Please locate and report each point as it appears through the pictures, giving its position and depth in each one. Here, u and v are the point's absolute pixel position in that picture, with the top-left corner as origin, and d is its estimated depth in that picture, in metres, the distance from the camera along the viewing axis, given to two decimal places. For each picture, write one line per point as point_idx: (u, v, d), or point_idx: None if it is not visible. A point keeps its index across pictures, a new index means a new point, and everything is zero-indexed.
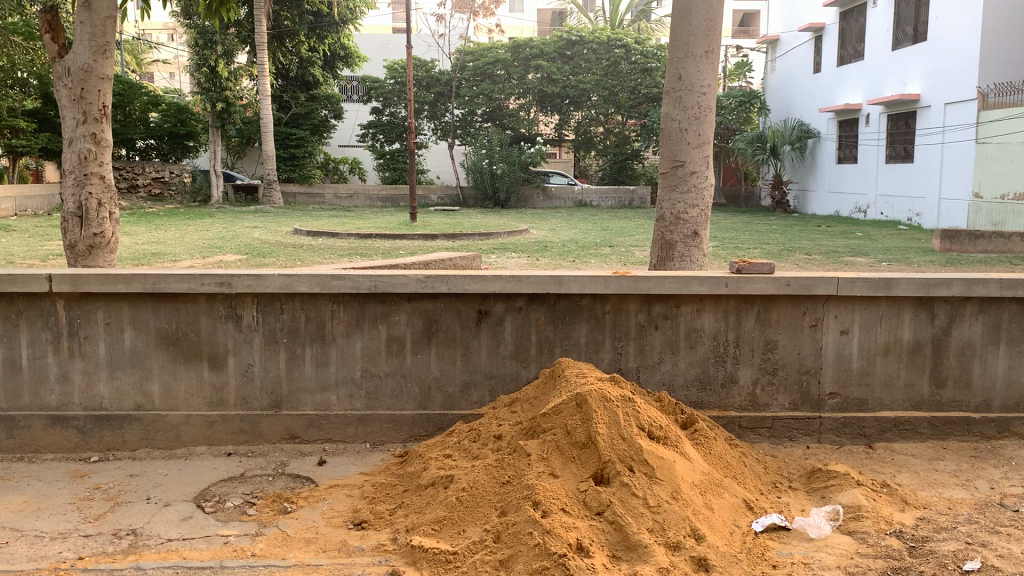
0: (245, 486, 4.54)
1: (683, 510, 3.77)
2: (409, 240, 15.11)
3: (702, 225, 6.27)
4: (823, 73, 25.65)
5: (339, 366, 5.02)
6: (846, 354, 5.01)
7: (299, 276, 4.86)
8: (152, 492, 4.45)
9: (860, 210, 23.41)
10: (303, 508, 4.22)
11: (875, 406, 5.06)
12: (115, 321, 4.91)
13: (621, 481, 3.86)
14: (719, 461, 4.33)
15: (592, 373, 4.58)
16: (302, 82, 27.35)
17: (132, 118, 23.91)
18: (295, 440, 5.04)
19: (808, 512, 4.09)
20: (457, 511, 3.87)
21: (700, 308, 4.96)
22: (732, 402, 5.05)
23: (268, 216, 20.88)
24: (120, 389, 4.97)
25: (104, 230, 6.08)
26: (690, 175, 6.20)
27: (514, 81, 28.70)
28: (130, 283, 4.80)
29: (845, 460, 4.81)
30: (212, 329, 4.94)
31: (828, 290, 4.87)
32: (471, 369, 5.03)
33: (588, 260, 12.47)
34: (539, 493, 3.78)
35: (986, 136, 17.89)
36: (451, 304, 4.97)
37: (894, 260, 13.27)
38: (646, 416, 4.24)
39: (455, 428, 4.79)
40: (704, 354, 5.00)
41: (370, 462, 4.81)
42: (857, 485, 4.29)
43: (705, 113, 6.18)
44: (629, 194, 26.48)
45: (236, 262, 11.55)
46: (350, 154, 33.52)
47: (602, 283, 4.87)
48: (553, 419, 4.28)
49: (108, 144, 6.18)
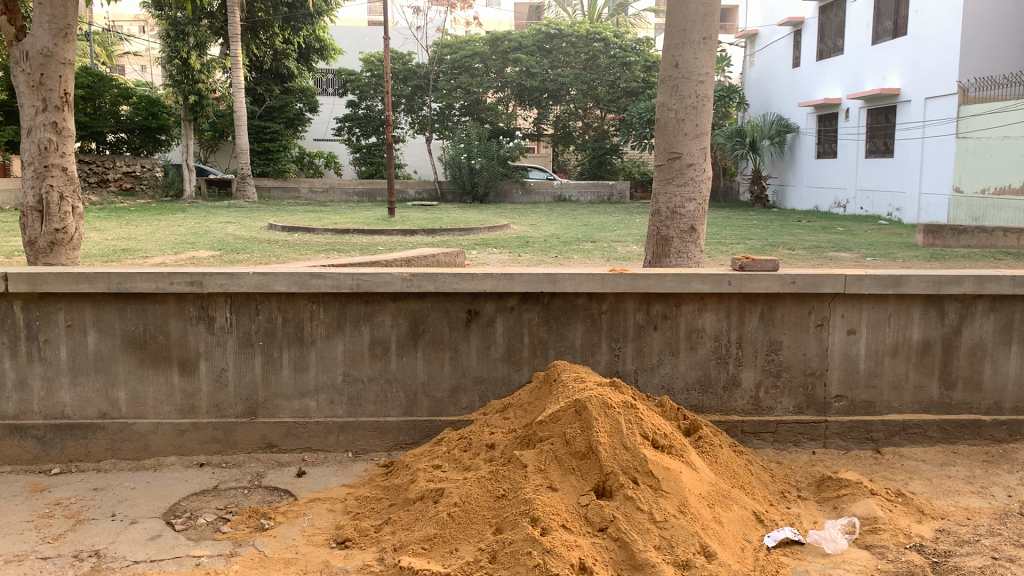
0: (219, 500, 4.23)
1: (692, 525, 3.52)
2: (387, 236, 14.78)
3: (699, 220, 6.04)
4: (801, 68, 25.58)
5: (319, 370, 4.71)
6: (853, 354, 4.78)
7: (275, 274, 4.55)
8: (117, 508, 4.12)
9: (840, 205, 23.38)
10: (281, 525, 3.92)
11: (882, 409, 4.84)
12: (78, 323, 4.56)
13: (624, 495, 3.60)
14: (726, 470, 4.08)
15: (590, 378, 4.32)
16: (277, 75, 26.95)
17: (102, 111, 23.35)
18: (272, 449, 4.74)
19: (821, 524, 3.85)
20: (448, 528, 3.59)
21: (701, 306, 4.71)
22: (734, 405, 4.81)
23: (242, 211, 20.42)
24: (83, 396, 4.63)
25: (66, 226, 5.71)
26: (687, 167, 5.96)
27: (492, 74, 28.41)
28: (93, 282, 4.47)
29: (852, 466, 4.59)
30: (182, 331, 4.61)
31: (835, 288, 4.64)
32: (460, 373, 4.75)
33: (571, 255, 12.22)
34: (538, 508, 3.51)
35: (967, 131, 17.82)
36: (439, 304, 4.68)
37: (879, 256, 13.17)
38: (649, 424, 3.97)
39: (443, 436, 4.52)
40: (705, 355, 4.76)
41: (352, 473, 4.52)
42: (871, 494, 4.07)
43: (702, 103, 5.93)
44: (608, 189, 26.21)
45: (210, 258, 11.17)
46: (326, 148, 32.96)
47: (598, 281, 4.61)
48: (550, 427, 4.01)
49: (71, 134, 5.82)
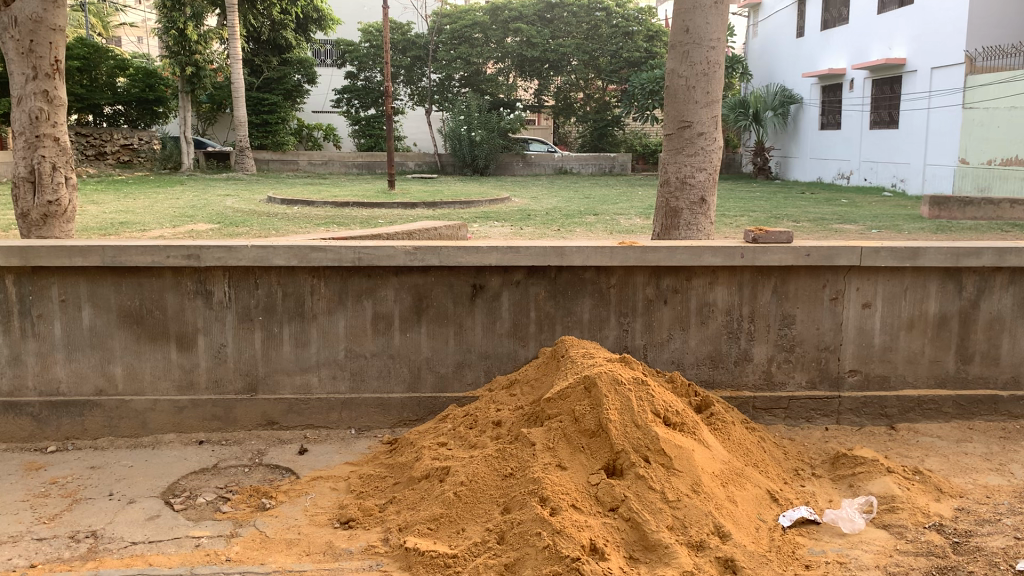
0: (219, 479, 4.13)
1: (706, 504, 3.42)
2: (387, 209, 14.63)
3: (709, 190, 5.91)
4: (805, 38, 25.24)
5: (320, 346, 4.59)
6: (868, 328, 4.66)
7: (275, 247, 4.42)
8: (114, 487, 4.02)
9: (843, 176, 23.17)
10: (283, 505, 3.82)
11: (897, 384, 4.73)
12: (72, 298, 4.44)
13: (635, 473, 3.49)
14: (739, 448, 3.97)
15: (598, 354, 4.20)
16: (275, 46, 26.58)
17: (99, 83, 23.13)
18: (273, 426, 4.64)
19: (838, 503, 3.75)
20: (455, 508, 3.49)
21: (712, 281, 4.59)
22: (746, 380, 4.69)
23: (241, 184, 20.23)
24: (79, 372, 4.52)
25: (59, 197, 5.58)
26: (698, 136, 5.81)
27: (492, 45, 28.04)
28: (87, 256, 4.33)
29: (867, 443, 4.49)
30: (179, 306, 4.49)
31: (850, 260, 4.51)
32: (465, 348, 4.63)
33: (573, 228, 12.09)
34: (546, 488, 3.40)
35: (973, 101, 17.60)
36: (443, 278, 4.56)
37: (884, 228, 13.01)
38: (660, 401, 3.86)
39: (448, 414, 4.41)
40: (716, 330, 4.64)
41: (355, 451, 4.41)
42: (887, 472, 3.97)
43: (714, 69, 5.76)
44: (609, 160, 25.96)
45: (209, 231, 11.03)
46: (324, 120, 32.59)
47: (606, 254, 4.48)
48: (558, 405, 3.89)
49: (63, 103, 5.67)
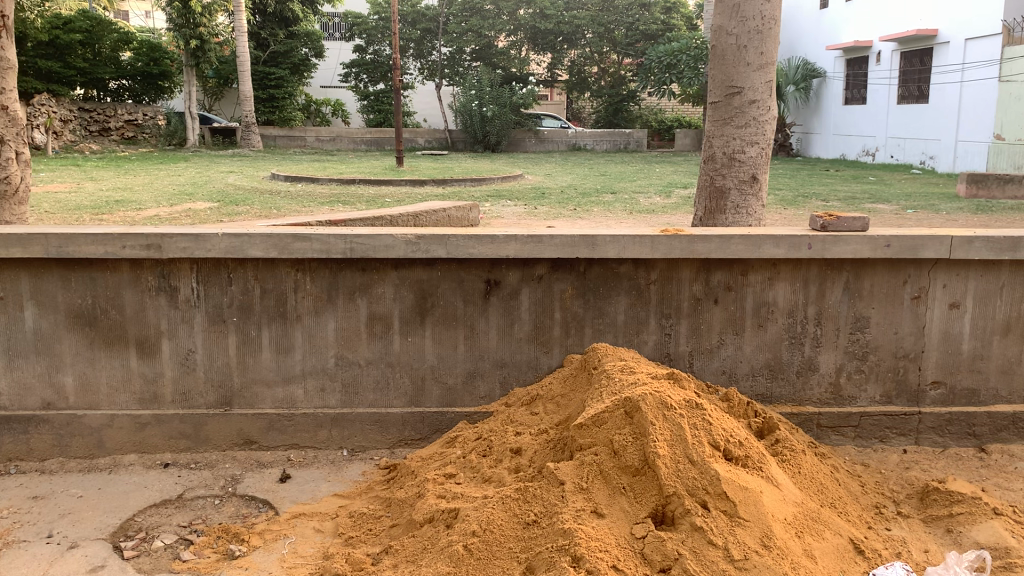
0: (182, 514, 3.44)
1: (781, 564, 2.67)
2: (395, 187, 13.96)
3: (761, 167, 5.17)
4: (830, 9, 24.14)
5: (306, 352, 3.89)
6: (956, 333, 3.92)
7: (252, 235, 3.71)
8: (56, 526, 3.32)
9: (868, 153, 22.27)
10: (256, 552, 3.12)
11: (987, 399, 4.00)
12: (12, 296, 3.74)
13: (691, 524, 2.78)
14: (812, 484, 3.26)
15: (639, 367, 3.49)
16: (282, 18, 25.60)
17: (102, 57, 22.45)
18: (251, 446, 3.96)
19: (938, 557, 3.00)
20: (464, 567, 2.76)
21: (771, 277, 3.85)
22: (810, 394, 3.98)
23: (245, 160, 19.47)
24: (22, 383, 3.83)
25: (8, 174, 4.95)
26: (749, 105, 5.06)
27: (505, 17, 27.11)
28: (28, 247, 3.62)
29: (957, 470, 3.77)
30: (139, 305, 3.80)
31: (938, 253, 3.76)
32: (477, 355, 3.92)
33: (591, 207, 11.36)
34: (579, 544, 2.67)
35: (1011, 74, 16.60)
36: (451, 272, 3.84)
37: (920, 207, 12.22)
38: (719, 429, 3.13)
39: (458, 436, 3.72)
40: (776, 335, 3.91)
41: (347, 479, 3.73)
42: (994, 516, 3.23)
43: (769, 26, 4.98)
44: (625, 137, 25.08)
45: (207, 210, 10.34)
46: (333, 95, 31.68)
47: (646, 245, 3.74)
48: (593, 433, 3.18)
49: (12, 65, 4.96)
